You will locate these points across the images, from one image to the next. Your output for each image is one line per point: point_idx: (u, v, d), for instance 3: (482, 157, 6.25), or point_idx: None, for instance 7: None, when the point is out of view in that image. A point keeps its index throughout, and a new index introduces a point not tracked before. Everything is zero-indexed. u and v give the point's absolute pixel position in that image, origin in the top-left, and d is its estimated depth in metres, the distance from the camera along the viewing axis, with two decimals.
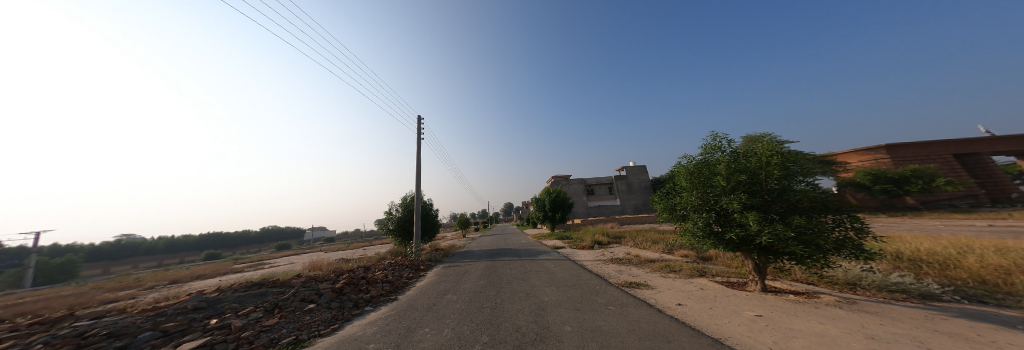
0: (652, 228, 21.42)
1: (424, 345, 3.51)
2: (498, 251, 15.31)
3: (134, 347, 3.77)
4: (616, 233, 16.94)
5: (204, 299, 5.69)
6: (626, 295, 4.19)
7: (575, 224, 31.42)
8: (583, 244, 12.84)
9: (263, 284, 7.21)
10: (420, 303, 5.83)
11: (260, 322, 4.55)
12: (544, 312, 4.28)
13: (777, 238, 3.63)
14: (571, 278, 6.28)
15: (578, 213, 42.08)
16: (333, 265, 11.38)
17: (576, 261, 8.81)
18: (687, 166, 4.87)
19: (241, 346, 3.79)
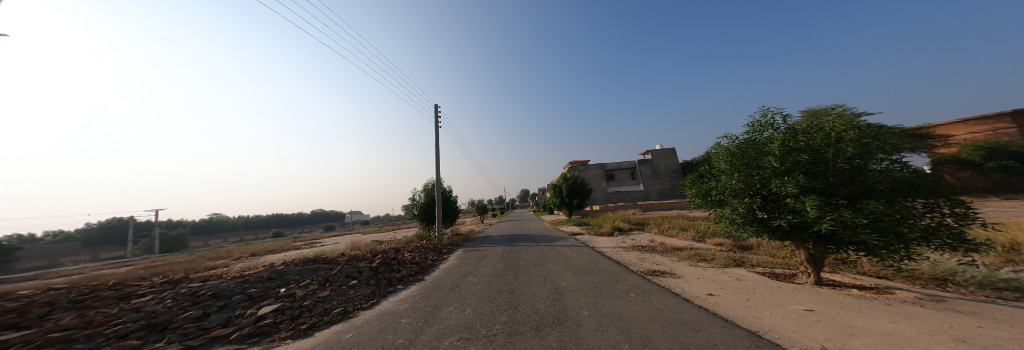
0: (681, 214, 20.56)
1: (449, 322, 3.73)
2: (515, 236, 15.64)
3: (229, 307, 4.45)
4: (640, 219, 16.49)
5: (274, 270, 6.45)
6: (649, 283, 4.11)
7: (595, 210, 31.00)
8: (603, 230, 12.68)
9: (312, 260, 8.03)
10: (445, 284, 6.10)
11: (313, 294, 5.06)
12: (561, 297, 4.34)
13: (843, 225, 3.27)
14: (589, 265, 6.26)
15: (598, 200, 41.09)
16: (368, 246, 12.35)
17: (596, 247, 8.77)
18: (728, 147, 4.52)
19: (303, 313, 4.29)
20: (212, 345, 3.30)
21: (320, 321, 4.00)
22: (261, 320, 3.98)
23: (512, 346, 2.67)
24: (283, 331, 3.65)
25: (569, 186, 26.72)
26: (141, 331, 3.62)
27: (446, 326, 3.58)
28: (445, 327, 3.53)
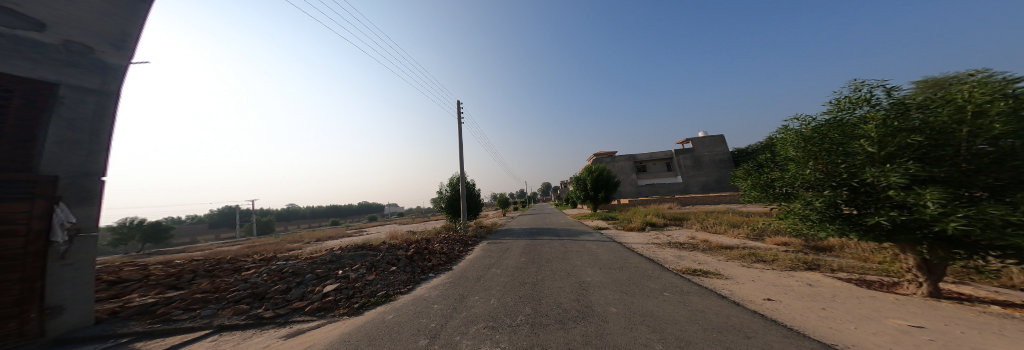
0: (725, 209, 18.82)
1: (475, 310, 3.86)
2: (537, 230, 15.63)
3: (303, 283, 5.15)
4: (675, 214, 15.44)
5: (334, 254, 7.16)
6: (689, 282, 3.85)
7: (623, 203, 29.77)
8: (632, 225, 12.09)
9: (360, 247, 8.79)
10: (470, 274, 6.32)
11: (363, 277, 5.54)
12: (586, 292, 4.25)
13: (984, 225, 2.41)
14: (617, 261, 6.03)
15: (627, 193, 39.20)
16: (404, 235, 13.28)
17: (623, 242, 8.43)
18: (803, 131, 3.81)
19: (356, 292, 4.77)
20: (293, 315, 4.01)
21: (368, 301, 4.42)
22: (325, 296, 4.57)
23: (535, 337, 2.68)
24: (342, 308, 4.21)
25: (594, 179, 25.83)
26: (248, 298, 4.56)
27: (472, 314, 3.69)
28: (471, 315, 3.63)
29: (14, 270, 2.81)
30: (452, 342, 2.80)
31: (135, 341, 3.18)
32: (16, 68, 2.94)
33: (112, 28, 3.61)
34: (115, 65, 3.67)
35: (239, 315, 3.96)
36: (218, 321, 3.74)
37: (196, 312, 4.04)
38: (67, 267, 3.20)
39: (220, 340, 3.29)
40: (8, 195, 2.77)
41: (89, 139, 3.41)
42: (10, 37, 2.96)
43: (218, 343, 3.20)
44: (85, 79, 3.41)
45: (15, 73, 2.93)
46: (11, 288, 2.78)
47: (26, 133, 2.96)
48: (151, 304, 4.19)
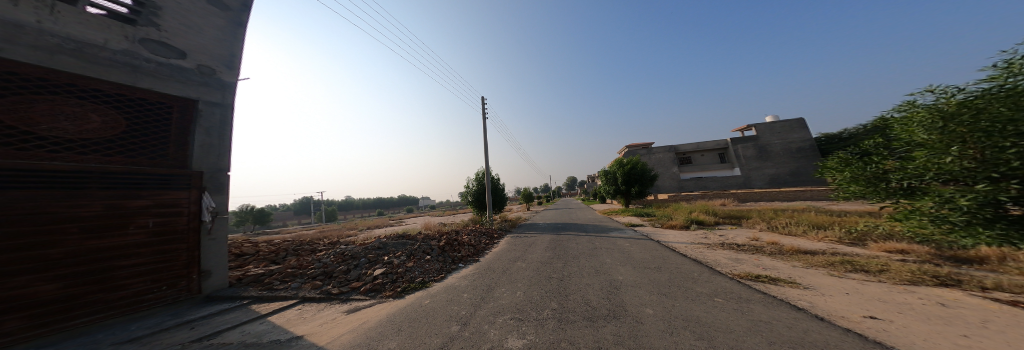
0: (787, 207, 16.42)
1: (502, 302, 3.90)
2: (564, 225, 15.26)
3: (360, 266, 5.74)
4: (724, 210, 13.84)
5: (380, 242, 7.80)
6: (745, 288, 3.44)
7: (660, 199, 27.69)
8: (672, 223, 11.14)
9: (399, 236, 9.45)
10: (496, 266, 6.46)
11: (403, 263, 5.92)
12: (618, 291, 4.03)
13: None
14: (653, 260, 5.64)
15: (665, 188, 35.97)
16: (435, 227, 13.96)
17: (660, 241, 7.84)
18: (945, 110, 3.66)
19: (398, 277, 5.15)
20: (352, 293, 4.51)
21: (408, 286, 4.75)
22: (376, 278, 5.02)
23: (562, 332, 2.62)
24: (387, 290, 4.57)
25: (627, 174, 24.41)
26: (321, 275, 5.27)
27: (499, 305, 3.74)
28: (498, 306, 3.69)
29: (182, 242, 4.38)
30: (480, 330, 2.85)
31: (252, 303, 4.26)
32: (174, 89, 4.52)
33: (223, 54, 5.21)
34: (229, 82, 5.27)
35: (315, 290, 4.63)
36: (300, 293, 4.47)
37: (287, 284, 4.94)
38: (212, 241, 4.73)
39: (300, 311, 3.86)
40: (176, 186, 4.39)
41: (216, 142, 4.97)
42: (170, 66, 4.52)
43: (302, 312, 3.81)
44: (213, 96, 5.02)
45: (176, 93, 4.54)
46: (180, 255, 4.35)
47: (184, 139, 4.61)
48: (263, 274, 5.35)
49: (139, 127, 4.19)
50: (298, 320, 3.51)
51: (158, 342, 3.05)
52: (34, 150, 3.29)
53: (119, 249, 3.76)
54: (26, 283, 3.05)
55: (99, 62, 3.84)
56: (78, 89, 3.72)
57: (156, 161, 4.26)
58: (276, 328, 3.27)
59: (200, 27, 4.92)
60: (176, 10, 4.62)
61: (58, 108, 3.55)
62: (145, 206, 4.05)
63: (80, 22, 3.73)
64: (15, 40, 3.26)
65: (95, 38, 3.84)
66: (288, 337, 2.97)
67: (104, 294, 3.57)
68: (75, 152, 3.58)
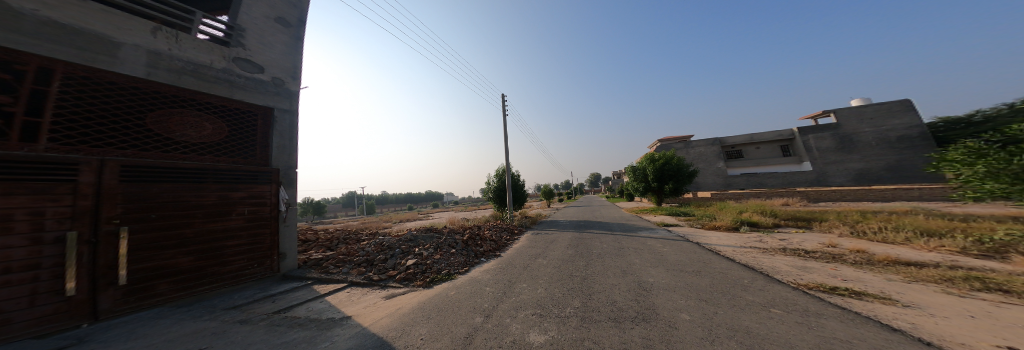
0: (857, 209, 14.12)
1: (524, 297, 3.90)
2: (586, 223, 14.81)
3: (395, 255, 6.15)
4: (774, 211, 12.35)
5: (411, 234, 8.28)
6: (809, 300, 3.03)
7: (697, 198, 25.52)
8: (715, 224, 10.18)
9: (427, 229, 9.91)
10: (518, 262, 6.47)
11: (430, 255, 6.21)
12: (647, 293, 3.79)
13: None
14: (690, 264, 5.20)
15: (702, 186, 32.98)
16: (458, 222, 14.42)
17: (697, 244, 7.21)
18: None
19: (426, 268, 5.43)
20: (387, 281, 4.86)
21: (436, 277, 4.98)
22: (408, 268, 5.34)
23: (586, 331, 2.54)
24: (417, 280, 4.84)
25: (658, 170, 22.81)
26: (365, 262, 5.76)
27: (520, 300, 3.74)
28: (520, 301, 3.70)
29: (267, 227, 5.12)
30: (501, 323, 2.88)
31: (314, 283, 4.81)
32: (259, 100, 5.23)
33: (290, 66, 5.85)
34: (296, 91, 5.94)
35: (360, 276, 5.07)
36: (348, 278, 4.94)
37: (338, 268, 5.48)
38: (288, 228, 5.46)
39: (348, 294, 4.25)
40: (263, 180, 5.15)
41: (289, 143, 5.65)
42: (255, 80, 5.21)
43: (350, 295, 4.20)
44: (286, 104, 5.71)
45: (260, 103, 5.25)
46: (266, 238, 5.09)
47: (267, 141, 5.34)
48: (321, 259, 6.01)
49: (237, 132, 4.95)
50: (347, 302, 3.88)
51: (252, 310, 3.62)
52: (171, 152, 4.09)
53: (226, 232, 4.52)
54: (171, 256, 3.90)
55: (208, 79, 4.57)
56: (199, 104, 4.50)
57: (249, 159, 5.02)
58: (331, 307, 3.64)
59: (272, 44, 5.57)
60: (255, 31, 5.29)
61: (184, 118, 4.33)
62: (242, 197, 4.78)
63: (194, 47, 4.46)
64: (156, 66, 4.03)
65: (205, 60, 4.56)
66: (338, 316, 3.29)
67: (217, 268, 4.37)
68: (195, 153, 4.37)
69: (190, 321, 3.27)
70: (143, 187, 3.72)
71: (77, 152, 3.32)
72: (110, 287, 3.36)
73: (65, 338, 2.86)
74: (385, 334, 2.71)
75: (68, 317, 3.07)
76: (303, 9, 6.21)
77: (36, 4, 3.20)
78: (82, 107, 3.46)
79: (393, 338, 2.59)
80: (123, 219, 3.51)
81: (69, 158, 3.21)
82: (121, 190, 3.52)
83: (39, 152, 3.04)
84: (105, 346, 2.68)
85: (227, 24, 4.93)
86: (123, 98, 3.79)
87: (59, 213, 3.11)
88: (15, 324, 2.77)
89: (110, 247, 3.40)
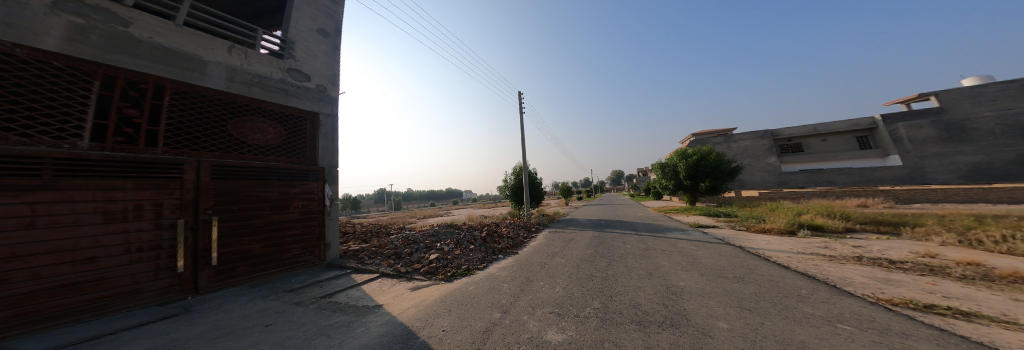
0: (949, 213, 11.80)
1: (541, 295, 3.86)
2: (607, 222, 14.22)
3: (420, 249, 6.47)
4: (833, 213, 10.80)
5: (433, 229, 8.63)
6: (882, 316, 2.61)
7: (738, 198, 23.13)
8: (761, 227, 9.18)
9: (448, 225, 10.26)
10: (535, 260, 6.41)
11: (451, 250, 6.39)
12: (676, 298, 3.53)
13: None
14: (728, 269, 4.74)
15: (744, 184, 29.78)
16: (477, 219, 14.67)
17: (736, 248, 6.55)
18: None
19: (448, 262, 5.62)
20: (413, 273, 5.13)
21: (456, 272, 5.14)
22: (431, 262, 5.56)
23: (607, 333, 2.45)
24: (440, 274, 5.05)
25: (691, 167, 21.10)
26: (394, 254, 6.13)
27: (537, 298, 3.71)
28: (538, 298, 3.67)
29: (316, 220, 5.68)
30: (519, 320, 2.87)
31: (352, 272, 5.25)
32: (308, 106, 5.79)
33: (331, 74, 6.36)
34: (336, 96, 6.46)
35: (391, 267, 5.42)
36: (380, 269, 5.31)
37: (371, 259, 5.91)
38: (332, 221, 6.00)
39: (380, 284, 4.55)
40: (313, 178, 5.69)
41: (332, 144, 6.19)
42: (304, 88, 5.76)
43: (382, 285, 4.52)
44: (329, 108, 6.24)
45: (309, 108, 5.81)
46: (315, 230, 5.65)
47: (315, 143, 5.89)
48: (357, 250, 6.53)
49: (293, 135, 5.54)
50: (379, 291, 4.17)
51: (305, 293, 4.06)
52: (244, 153, 4.72)
53: (286, 224, 5.10)
54: (245, 242, 4.53)
55: (270, 89, 5.15)
56: (264, 111, 5.12)
57: (302, 159, 5.60)
58: (366, 295, 3.95)
59: (315, 54, 6.09)
60: (303, 43, 5.81)
61: (254, 125, 4.96)
62: (297, 192, 5.34)
63: (259, 61, 5.04)
64: (233, 79, 4.64)
65: (267, 72, 5.15)
66: (372, 304, 3.55)
67: (280, 255, 4.98)
68: (262, 154, 4.98)
69: (260, 299, 3.78)
70: (227, 183, 4.38)
71: (183, 154, 4.02)
72: (205, 267, 4.06)
73: (176, 307, 3.52)
74: (411, 324, 2.85)
75: (179, 290, 3.79)
76: (339, 21, 6.71)
77: (149, 32, 3.85)
78: (183, 117, 4.13)
79: (418, 328, 2.72)
80: (214, 210, 4.17)
81: (174, 159, 3.89)
82: (213, 185, 4.20)
83: (157, 155, 3.75)
84: (202, 316, 3.24)
85: (281, 39, 5.49)
86: (211, 109, 4.48)
87: (172, 205, 3.82)
88: (145, 293, 3.51)
89: (206, 233, 4.09)
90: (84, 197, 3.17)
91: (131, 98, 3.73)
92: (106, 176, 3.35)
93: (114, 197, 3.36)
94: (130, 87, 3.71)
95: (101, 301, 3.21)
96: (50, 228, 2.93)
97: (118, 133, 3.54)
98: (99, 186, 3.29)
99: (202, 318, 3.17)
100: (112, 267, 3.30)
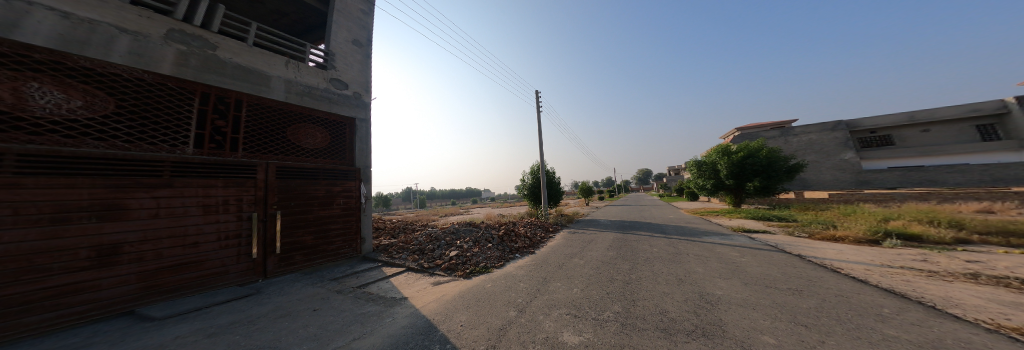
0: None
1: (557, 295, 3.76)
2: (632, 223, 13.42)
3: (441, 246, 6.72)
4: (922, 219, 8.97)
5: (454, 227, 8.90)
6: (992, 344, 2.11)
7: (795, 201, 20.26)
8: (827, 234, 7.88)
9: (467, 224, 10.51)
10: (553, 260, 6.27)
11: (470, 248, 6.54)
12: (708, 303, 3.20)
13: None
14: (775, 276, 4.18)
15: (803, 184, 25.89)
16: (497, 217, 14.83)
17: (788, 256, 5.73)
18: None
19: (466, 259, 5.76)
20: (434, 269, 5.35)
21: (474, 269, 5.26)
22: (451, 259, 5.77)
23: (626, 338, 2.32)
24: (459, 271, 5.21)
25: (735, 164, 18.97)
26: (419, 250, 6.45)
27: (554, 298, 3.63)
28: (554, 299, 3.59)
29: (355, 216, 6.19)
30: (535, 320, 2.83)
31: (383, 266, 5.65)
32: (347, 111, 6.33)
33: (364, 80, 6.88)
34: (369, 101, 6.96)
35: (415, 262, 5.71)
36: (406, 263, 5.62)
37: (398, 254, 6.29)
38: (367, 217, 6.49)
39: (406, 278, 4.84)
40: (350, 177, 6.19)
41: (367, 146, 6.68)
42: (344, 95, 6.32)
43: (407, 278, 4.79)
44: (365, 113, 6.75)
45: (348, 113, 6.35)
46: (354, 225, 6.16)
47: (353, 145, 6.41)
48: (386, 245, 6.99)
49: (336, 138, 6.10)
50: (405, 284, 4.43)
51: (345, 282, 4.46)
52: (298, 156, 5.34)
53: (330, 219, 5.65)
54: (300, 235, 5.12)
55: (317, 98, 5.75)
56: (314, 118, 5.74)
57: (343, 161, 6.15)
58: (394, 288, 4.22)
59: (351, 63, 6.62)
60: (341, 54, 6.37)
61: (306, 130, 5.59)
62: (338, 190, 5.88)
63: (309, 73, 5.66)
64: (290, 91, 5.30)
65: (315, 82, 5.76)
66: (398, 296, 3.77)
67: (326, 247, 5.54)
68: (312, 156, 5.58)
69: (310, 286, 4.26)
70: (286, 182, 5.00)
71: (256, 158, 4.69)
72: (271, 254, 4.70)
73: (250, 288, 4.14)
74: (432, 317, 2.98)
75: (253, 273, 4.45)
76: (370, 31, 7.25)
77: (231, 53, 4.55)
78: (255, 125, 4.80)
79: (438, 322, 2.83)
80: (277, 206, 4.81)
81: (248, 161, 4.55)
82: (277, 185, 4.85)
83: (237, 159, 4.43)
84: (267, 297, 3.76)
85: (323, 51, 6.08)
86: (275, 118, 5.14)
87: (249, 200, 4.48)
88: (231, 274, 4.19)
89: (272, 226, 4.73)
90: (191, 193, 3.87)
91: (219, 110, 4.43)
92: (203, 176, 4.05)
93: (210, 193, 4.06)
94: (219, 102, 4.42)
95: (201, 279, 3.89)
96: (168, 218, 3.64)
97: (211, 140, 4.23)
98: (200, 184, 3.98)
99: (268, 299, 3.68)
100: (209, 251, 3.99)
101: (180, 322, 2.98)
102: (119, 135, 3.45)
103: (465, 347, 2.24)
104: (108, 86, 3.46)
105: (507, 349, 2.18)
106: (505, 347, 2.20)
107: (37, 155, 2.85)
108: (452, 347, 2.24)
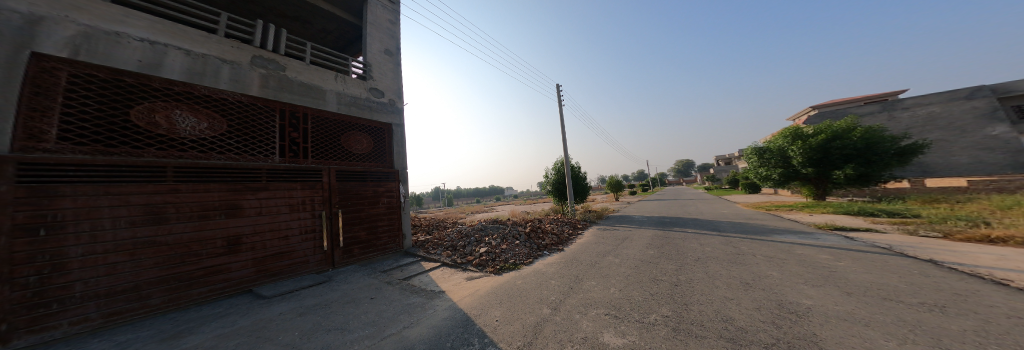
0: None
1: (592, 295, 3.52)
2: (673, 220, 12.09)
3: (472, 242, 6.90)
4: None
5: (483, 224, 9.06)
6: None
7: (905, 192, 16.07)
8: (959, 236, 6.05)
9: (495, 221, 10.60)
10: (584, 258, 5.94)
11: (499, 244, 6.59)
12: (788, 314, 2.64)
13: None
14: (880, 285, 3.31)
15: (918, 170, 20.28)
16: (523, 215, 14.72)
17: (897, 262, 4.51)
18: None
19: (495, 255, 5.80)
20: (466, 265, 5.50)
21: (504, 265, 5.28)
22: (482, 255, 5.87)
23: (678, 344, 2.05)
24: (489, 267, 5.25)
25: (816, 150, 15.59)
26: (452, 246, 6.71)
27: (590, 298, 3.40)
28: (589, 298, 3.36)
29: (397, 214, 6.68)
30: (571, 318, 2.67)
31: (422, 261, 6.01)
32: (386, 118, 6.83)
33: (396, 87, 7.35)
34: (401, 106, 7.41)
35: (450, 258, 5.94)
36: (441, 259, 5.88)
37: (434, 250, 6.62)
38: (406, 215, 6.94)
39: (442, 272, 5.07)
40: (391, 179, 6.69)
41: (404, 150, 7.16)
42: (381, 102, 6.82)
43: (443, 273, 5.01)
44: (399, 118, 7.21)
45: (386, 119, 6.83)
46: (397, 223, 6.66)
47: (392, 148, 6.89)
48: (423, 241, 7.39)
49: (377, 143, 6.62)
50: (442, 278, 4.63)
51: (393, 275, 4.85)
52: (352, 161, 5.95)
53: (377, 217, 6.17)
54: (357, 230, 5.72)
55: (362, 107, 6.32)
56: (360, 125, 6.32)
57: (384, 163, 6.67)
58: (432, 281, 4.45)
59: (385, 72, 7.12)
60: (376, 65, 6.90)
61: (356, 137, 6.18)
62: (382, 190, 6.39)
63: (354, 85, 6.23)
64: (341, 103, 5.91)
65: (358, 92, 6.31)
66: (437, 290, 3.95)
67: (376, 242, 6.09)
68: (362, 161, 6.17)
69: (367, 276, 4.74)
70: (344, 184, 5.60)
71: (320, 163, 5.34)
72: (337, 247, 5.33)
73: (324, 276, 4.76)
74: (469, 311, 3.03)
75: (325, 263, 5.10)
76: (399, 39, 7.71)
77: (297, 73, 5.23)
78: (319, 135, 5.49)
79: (475, 316, 2.87)
80: (338, 205, 5.43)
81: (315, 166, 5.19)
82: (337, 186, 5.46)
83: (308, 164, 5.10)
84: (337, 284, 4.29)
85: (362, 63, 6.63)
86: (333, 127, 5.80)
87: (320, 200, 5.14)
88: (310, 263, 4.87)
89: (336, 222, 5.36)
90: (280, 195, 4.58)
91: (293, 124, 5.14)
92: (287, 180, 4.75)
93: (293, 194, 4.75)
94: (291, 116, 5.13)
95: (290, 267, 4.59)
96: (267, 215, 4.37)
97: (289, 149, 4.94)
98: (286, 187, 4.69)
99: (338, 286, 4.20)
100: (294, 244, 4.68)
101: (282, 300, 3.58)
102: (230, 149, 4.20)
103: (503, 341, 2.20)
104: (221, 109, 4.23)
105: (543, 347, 2.06)
106: (541, 346, 2.09)
107: (185, 166, 3.65)
108: (490, 341, 2.22)
